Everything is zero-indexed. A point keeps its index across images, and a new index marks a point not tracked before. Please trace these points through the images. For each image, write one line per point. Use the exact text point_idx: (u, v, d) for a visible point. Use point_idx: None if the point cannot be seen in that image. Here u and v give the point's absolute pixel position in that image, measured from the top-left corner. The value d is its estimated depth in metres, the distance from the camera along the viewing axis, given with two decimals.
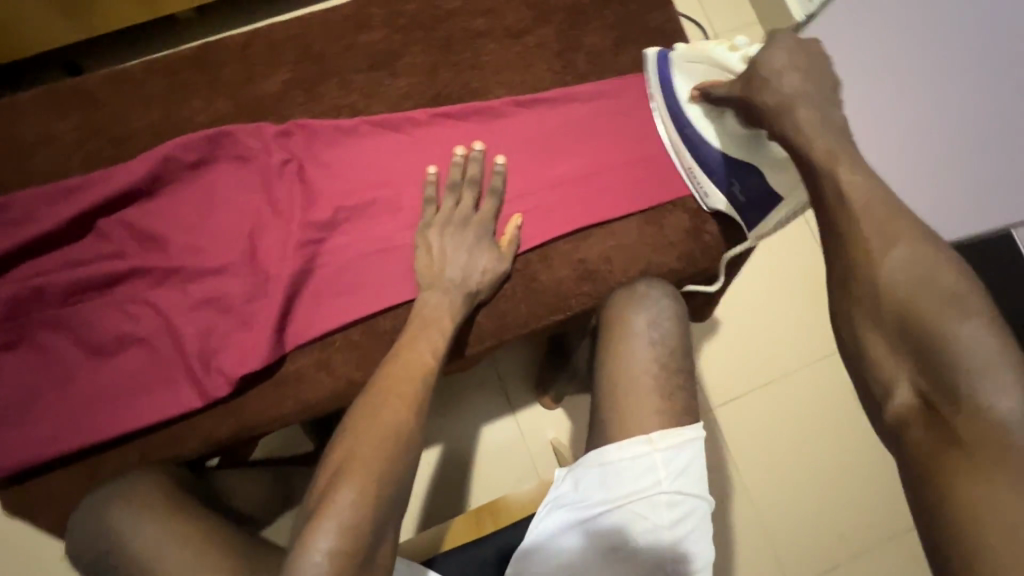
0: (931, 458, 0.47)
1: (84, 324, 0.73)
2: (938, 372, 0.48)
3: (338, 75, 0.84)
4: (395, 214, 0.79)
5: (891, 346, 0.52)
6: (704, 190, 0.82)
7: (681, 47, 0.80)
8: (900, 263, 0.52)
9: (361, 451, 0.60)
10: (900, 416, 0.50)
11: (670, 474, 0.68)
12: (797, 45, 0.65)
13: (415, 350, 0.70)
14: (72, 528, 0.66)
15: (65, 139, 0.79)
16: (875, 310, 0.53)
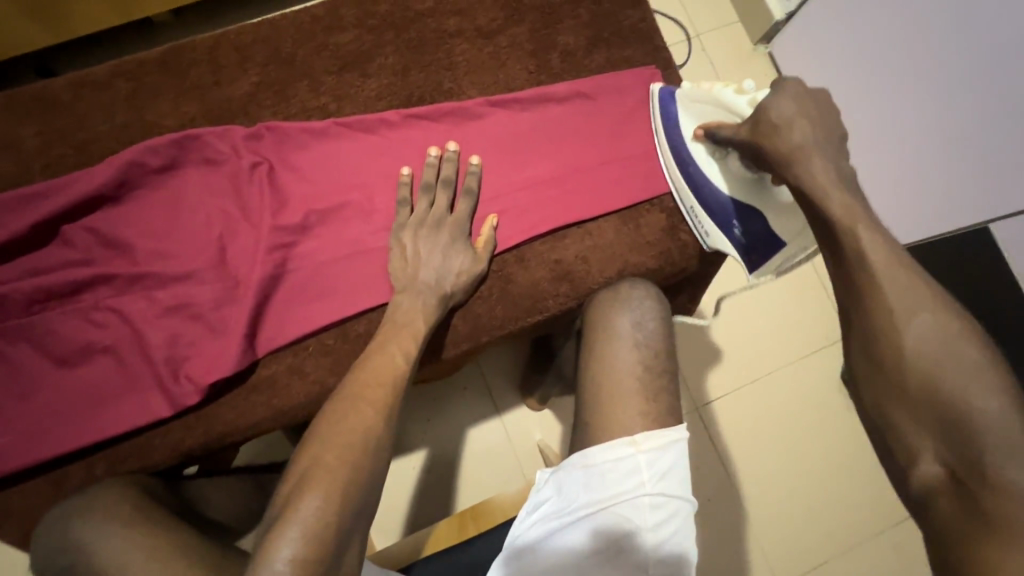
0: (962, 535, 0.47)
1: (47, 333, 0.71)
2: (965, 446, 0.48)
3: (308, 77, 0.82)
4: (368, 217, 0.78)
5: (916, 417, 0.52)
6: (704, 228, 0.81)
7: (685, 86, 0.79)
8: (925, 330, 0.53)
9: (328, 459, 0.59)
10: (929, 488, 0.50)
11: (653, 475, 0.67)
12: (804, 93, 0.66)
13: (388, 353, 0.69)
14: (37, 542, 0.64)
15: (27, 146, 0.77)
16: (899, 376, 0.53)
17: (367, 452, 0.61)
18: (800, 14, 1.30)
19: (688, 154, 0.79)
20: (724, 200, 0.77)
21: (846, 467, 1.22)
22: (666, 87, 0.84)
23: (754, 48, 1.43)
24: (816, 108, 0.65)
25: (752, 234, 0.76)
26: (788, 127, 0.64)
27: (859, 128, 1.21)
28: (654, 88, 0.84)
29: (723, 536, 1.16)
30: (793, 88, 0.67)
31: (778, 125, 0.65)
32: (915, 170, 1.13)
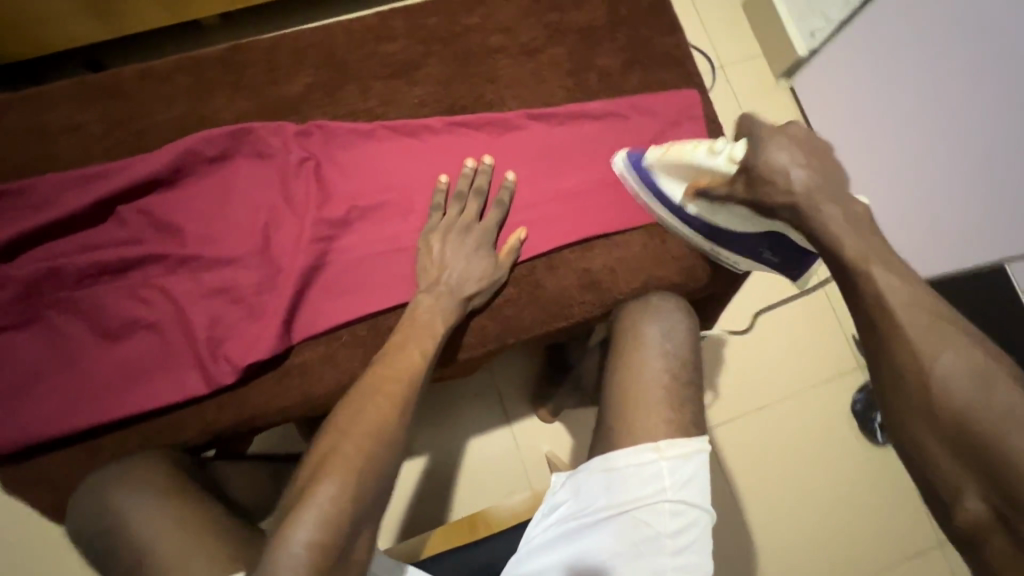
0: None
1: (95, 307, 0.74)
2: (1012, 489, 0.48)
3: (358, 82, 0.87)
4: (406, 216, 0.82)
5: (961, 460, 0.51)
6: (733, 260, 0.82)
7: (652, 154, 0.80)
8: (953, 371, 0.53)
9: (346, 449, 0.61)
10: (977, 529, 0.50)
11: (674, 483, 0.69)
12: (784, 136, 0.69)
13: (407, 351, 0.71)
14: (73, 507, 0.66)
15: (89, 130, 0.81)
16: (931, 415, 0.53)
17: (380, 444, 0.63)
18: (823, 52, 1.35)
19: (690, 215, 0.79)
20: (742, 237, 0.78)
21: (855, 496, 1.23)
22: (630, 154, 0.82)
23: (777, 82, 1.48)
24: (804, 149, 0.68)
25: (783, 253, 0.77)
26: (778, 177, 0.66)
27: (865, 168, 1.28)
28: (617, 160, 0.83)
29: (730, 559, 1.16)
30: (772, 137, 0.68)
31: (765, 179, 0.67)
32: (920, 210, 1.19)
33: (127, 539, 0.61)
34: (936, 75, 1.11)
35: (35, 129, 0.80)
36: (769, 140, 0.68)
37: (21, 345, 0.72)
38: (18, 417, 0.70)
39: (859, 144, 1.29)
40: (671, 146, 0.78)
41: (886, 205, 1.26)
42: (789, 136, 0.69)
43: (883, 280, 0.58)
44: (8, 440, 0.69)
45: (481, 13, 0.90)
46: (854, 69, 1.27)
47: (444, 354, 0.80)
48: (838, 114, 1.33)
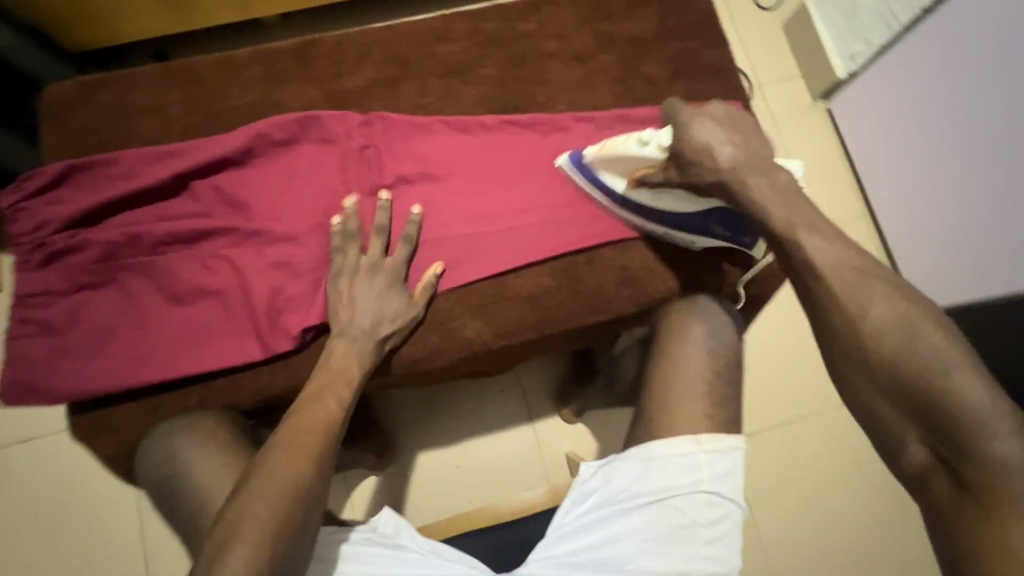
0: (954, 513, 0.51)
1: (167, 272, 0.79)
2: (944, 427, 0.53)
3: (417, 79, 0.92)
4: (456, 206, 0.87)
5: (899, 408, 0.56)
6: (686, 239, 0.86)
7: (590, 150, 0.83)
8: (879, 326, 0.58)
9: (255, 509, 0.59)
10: (922, 470, 0.54)
11: (712, 475, 0.71)
12: (706, 114, 0.75)
13: (321, 402, 0.71)
14: (143, 454, 0.74)
15: (170, 110, 0.88)
16: (871, 370, 0.58)
17: (298, 498, 0.62)
18: (862, 76, 1.38)
19: (634, 201, 0.84)
20: (690, 215, 0.82)
21: (881, 518, 1.21)
22: (571, 155, 0.86)
23: (814, 102, 1.51)
24: (723, 123, 0.74)
25: (732, 226, 0.83)
26: (704, 159, 0.72)
27: (881, 196, 1.39)
28: (560, 161, 0.87)
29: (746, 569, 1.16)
30: (693, 117, 0.75)
31: (692, 163, 0.73)
32: (926, 243, 1.28)
33: (194, 483, 0.69)
34: (943, 120, 1.21)
35: (122, 107, 0.87)
36: (691, 121, 0.74)
37: (98, 304, 0.78)
38: (91, 369, 0.76)
39: (880, 174, 1.38)
40: (606, 143, 0.81)
41: (898, 232, 1.36)
42: (711, 116, 0.75)
43: (809, 243, 0.64)
44: (80, 390, 0.75)
45: (537, 20, 0.95)
46: (872, 103, 1.36)
47: (484, 340, 0.84)
48: (857, 142, 1.43)
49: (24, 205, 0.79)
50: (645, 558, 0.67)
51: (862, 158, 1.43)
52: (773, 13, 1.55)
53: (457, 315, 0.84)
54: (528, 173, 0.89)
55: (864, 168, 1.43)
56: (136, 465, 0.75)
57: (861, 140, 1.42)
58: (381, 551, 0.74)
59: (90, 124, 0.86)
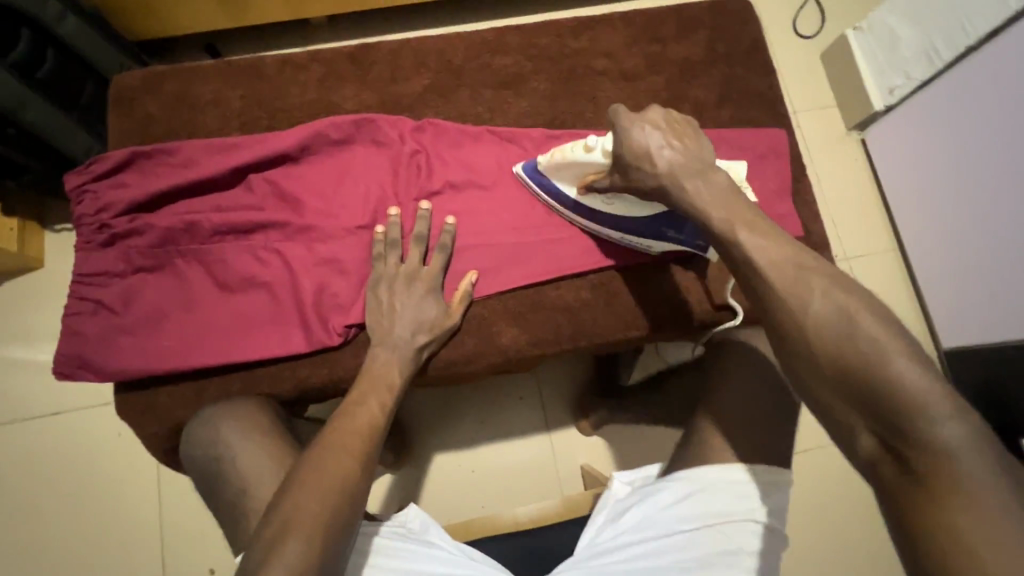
0: (905, 500, 0.48)
1: (219, 260, 0.82)
2: (887, 416, 0.50)
3: (470, 88, 0.94)
4: (500, 215, 0.89)
5: (844, 398, 0.52)
6: (639, 243, 0.86)
7: (544, 158, 0.84)
8: (821, 316, 0.55)
9: (307, 503, 0.60)
10: (871, 460, 0.51)
11: (766, 507, 0.68)
12: (650, 119, 0.70)
13: (365, 405, 0.73)
14: (187, 437, 0.76)
15: (231, 105, 0.91)
16: (815, 362, 0.54)
17: (345, 496, 0.63)
18: (901, 107, 1.36)
19: (586, 207, 0.85)
20: (637, 222, 0.82)
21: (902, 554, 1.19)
22: (527, 164, 0.88)
23: (848, 133, 1.52)
24: (667, 127, 0.69)
25: (682, 228, 0.80)
26: (643, 165, 0.68)
27: (911, 232, 1.40)
28: (516, 169, 0.89)
29: None
30: (635, 122, 0.70)
31: (635, 167, 0.69)
32: (954, 284, 1.30)
33: (235, 467, 0.71)
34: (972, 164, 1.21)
35: (186, 99, 0.91)
36: (630, 127, 0.69)
37: (153, 287, 0.81)
38: (141, 350, 0.78)
39: (911, 210, 1.39)
40: (556, 150, 0.81)
41: (927, 269, 1.37)
42: (647, 118, 0.70)
43: (749, 242, 0.60)
44: (129, 369, 0.77)
45: (588, 38, 0.97)
46: (906, 140, 1.37)
47: (521, 348, 0.85)
48: (890, 178, 1.44)
49: (89, 188, 0.83)
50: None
51: (893, 193, 1.44)
52: (814, 42, 1.56)
53: (497, 321, 0.85)
54: None
55: (895, 203, 1.43)
56: (179, 446, 0.77)
57: (893, 175, 1.43)
58: (412, 546, 0.76)
59: (155, 114, 0.90)
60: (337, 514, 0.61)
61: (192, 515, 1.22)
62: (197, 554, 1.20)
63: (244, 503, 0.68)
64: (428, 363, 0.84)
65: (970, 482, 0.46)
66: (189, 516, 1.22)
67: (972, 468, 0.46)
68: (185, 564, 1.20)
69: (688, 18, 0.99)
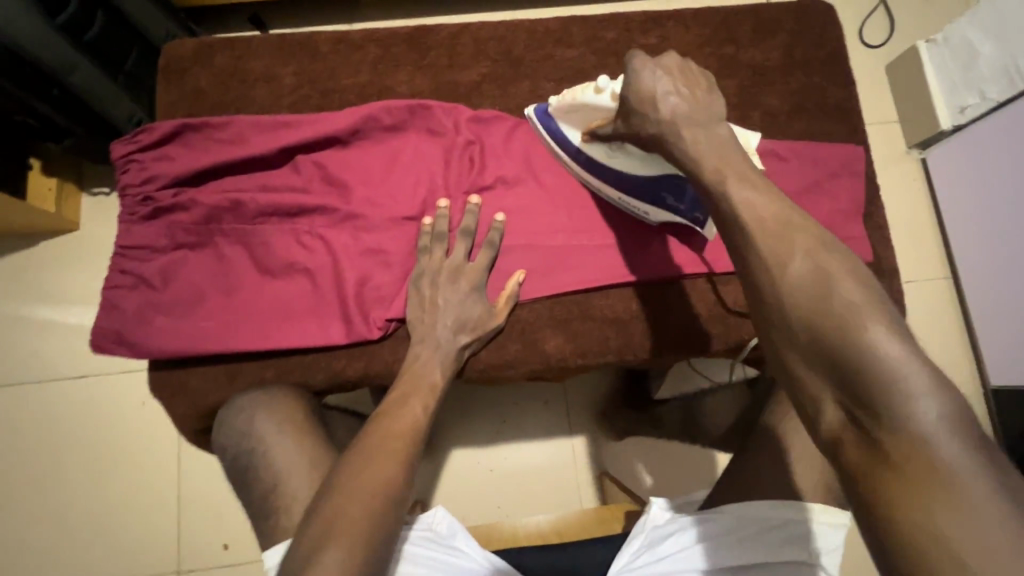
0: (868, 480, 0.44)
1: (263, 242, 0.79)
2: (856, 388, 0.45)
3: (530, 80, 0.90)
4: (552, 216, 0.85)
5: (811, 365, 0.48)
6: (638, 209, 0.82)
7: (553, 99, 0.80)
8: (800, 281, 0.50)
9: (351, 510, 0.59)
10: (834, 433, 0.47)
11: (817, 550, 0.68)
12: (676, 66, 0.66)
13: (408, 406, 0.70)
14: (222, 424, 0.74)
15: (282, 82, 0.88)
16: (790, 330, 0.50)
17: (388, 505, 0.61)
18: (967, 131, 1.28)
19: (586, 159, 0.81)
20: (640, 182, 0.78)
21: None
22: (539, 107, 0.84)
23: (909, 152, 1.44)
24: (685, 76, 0.65)
25: (682, 196, 0.77)
26: (647, 108, 0.64)
27: (968, 261, 1.32)
28: (529, 113, 0.85)
29: None
30: (654, 63, 0.65)
31: (637, 109, 0.65)
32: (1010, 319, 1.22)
33: (271, 461, 0.69)
34: None
35: (237, 73, 0.88)
36: (641, 68, 0.65)
37: (194, 265, 0.79)
38: (178, 329, 0.76)
39: (971, 239, 1.30)
40: (568, 91, 0.78)
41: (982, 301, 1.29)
42: (662, 65, 0.66)
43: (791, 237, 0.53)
44: (163, 348, 0.75)
45: (658, 34, 0.92)
46: (969, 164, 1.29)
47: (564, 357, 0.81)
48: (949, 202, 1.36)
49: (135, 158, 0.80)
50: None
51: (952, 219, 1.36)
52: (884, 54, 1.47)
53: (541, 327, 0.81)
54: None
55: (954, 229, 1.35)
56: (212, 432, 0.75)
57: (953, 199, 1.35)
58: (437, 555, 0.73)
59: (205, 86, 0.87)
60: (381, 524, 0.59)
61: (208, 491, 1.21)
62: (211, 530, 1.20)
63: (277, 497, 0.67)
64: (467, 364, 0.80)
65: (943, 466, 0.41)
66: (204, 491, 1.21)
67: (946, 451, 0.42)
68: (199, 540, 1.19)
69: (765, 20, 0.93)
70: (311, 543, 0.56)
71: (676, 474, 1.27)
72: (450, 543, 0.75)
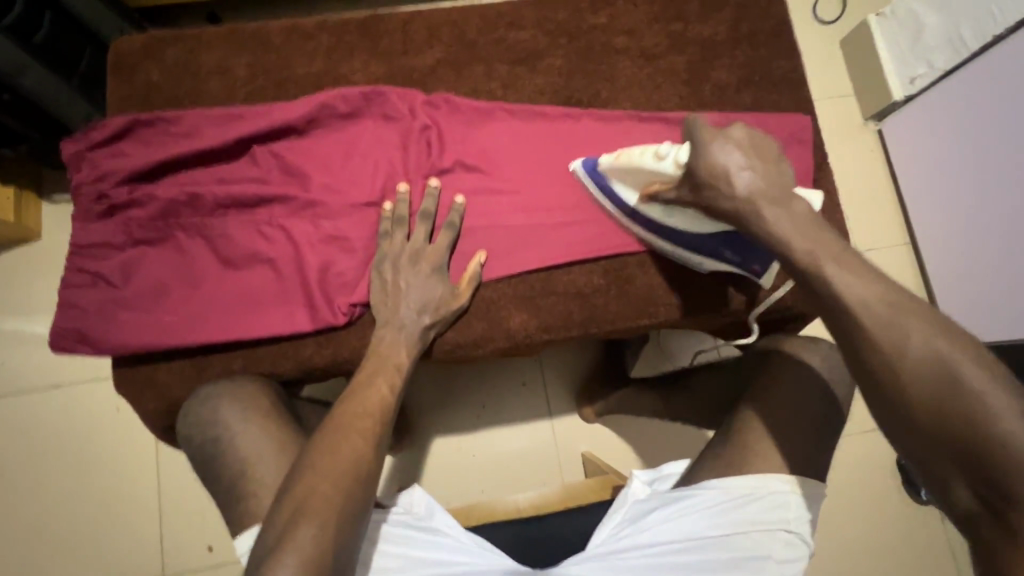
0: (1004, 556, 0.47)
1: (222, 234, 0.80)
2: (992, 476, 0.48)
3: (483, 63, 0.91)
4: (511, 196, 0.86)
5: (939, 451, 0.50)
6: (695, 262, 0.82)
7: (606, 157, 0.76)
8: (921, 370, 0.52)
9: (320, 488, 0.60)
10: (966, 513, 0.50)
11: (797, 518, 0.71)
12: (748, 140, 0.65)
13: (374, 386, 0.71)
14: (186, 415, 0.74)
15: (235, 74, 0.88)
16: (912, 414, 0.52)
17: (356, 481, 0.62)
18: (919, 101, 1.32)
19: (647, 218, 0.79)
20: (705, 237, 0.77)
21: (906, 553, 1.17)
22: (586, 162, 0.80)
23: (865, 123, 1.47)
24: (759, 152, 0.64)
25: (743, 253, 0.79)
26: (718, 182, 0.64)
27: (921, 225, 1.37)
28: (574, 167, 0.81)
29: None
30: (732, 137, 0.65)
31: (706, 183, 0.65)
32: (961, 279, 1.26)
33: (237, 447, 0.69)
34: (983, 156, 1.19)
35: (189, 66, 0.87)
36: (711, 141, 0.64)
37: (154, 260, 0.78)
38: (140, 325, 0.76)
39: (924, 204, 1.35)
40: (621, 152, 0.74)
41: (937, 264, 1.33)
42: (733, 137, 0.65)
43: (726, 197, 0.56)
44: (126, 344, 0.75)
45: (608, 14, 0.94)
46: (920, 131, 1.33)
47: (529, 333, 0.83)
48: (902, 168, 1.40)
49: (87, 155, 0.80)
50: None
51: (904, 185, 1.40)
52: (837, 28, 1.50)
53: (505, 304, 0.83)
54: None
55: (906, 194, 1.40)
56: (178, 424, 0.75)
57: (906, 165, 1.39)
58: (415, 533, 0.74)
59: (158, 80, 0.87)
60: (348, 500, 0.60)
61: (191, 494, 1.21)
62: (196, 532, 1.19)
63: (247, 482, 0.68)
64: (434, 344, 0.82)
65: None
66: (187, 492, 1.21)
67: None
68: (185, 543, 1.19)
69: None
70: (280, 521, 0.57)
71: (654, 446, 1.32)
72: (427, 522, 0.76)
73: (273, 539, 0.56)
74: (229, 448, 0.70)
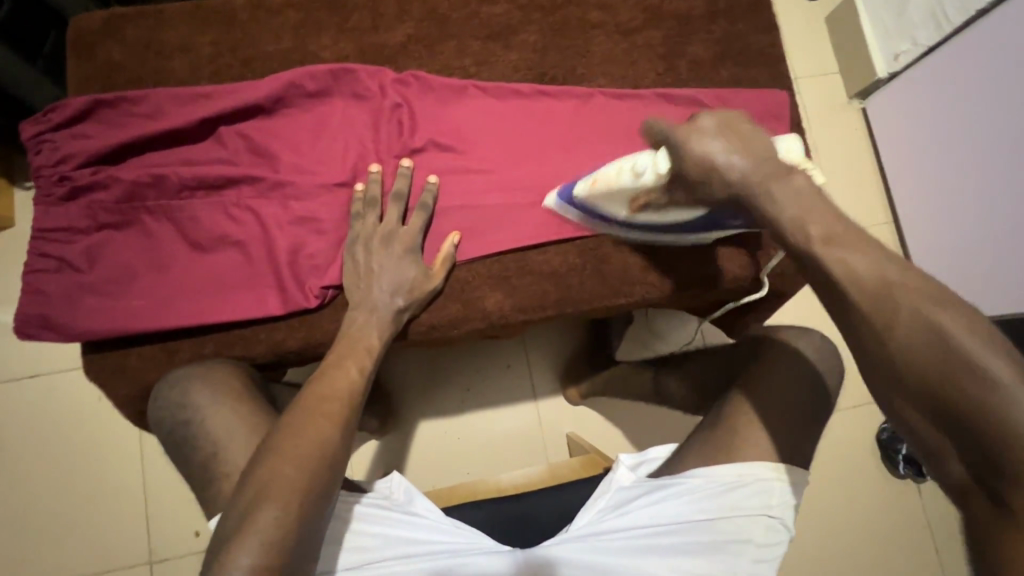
0: (992, 530, 0.44)
1: (189, 216, 0.78)
2: (982, 447, 0.44)
3: (456, 39, 0.89)
4: (485, 176, 0.85)
5: (933, 423, 0.47)
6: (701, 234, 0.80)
7: (581, 187, 0.77)
8: (908, 341, 0.48)
9: (285, 471, 0.59)
10: (960, 488, 0.46)
11: (781, 504, 0.70)
12: (720, 124, 0.63)
13: (343, 368, 0.71)
14: (157, 400, 0.73)
15: (199, 52, 0.85)
16: (905, 386, 0.48)
17: (323, 463, 0.62)
18: (904, 77, 1.31)
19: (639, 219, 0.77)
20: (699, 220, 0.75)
21: (885, 526, 1.19)
22: (559, 194, 0.81)
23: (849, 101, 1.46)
24: (737, 132, 0.62)
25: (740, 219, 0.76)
26: (713, 176, 0.61)
27: (902, 203, 1.36)
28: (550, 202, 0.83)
29: None
30: (705, 123, 0.63)
31: (700, 181, 0.63)
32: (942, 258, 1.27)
33: (207, 430, 0.69)
34: (967, 132, 1.18)
35: (152, 45, 0.85)
36: (687, 144, 0.63)
37: (120, 244, 0.77)
38: (107, 309, 0.75)
39: (906, 181, 1.34)
40: (593, 181, 0.74)
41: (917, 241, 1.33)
42: (706, 128, 0.63)
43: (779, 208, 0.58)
44: (93, 329, 0.74)
45: None
46: (903, 107, 1.32)
47: (503, 313, 0.82)
48: (885, 145, 1.39)
49: (48, 137, 0.78)
50: (691, 563, 0.68)
51: (886, 163, 1.40)
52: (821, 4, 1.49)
53: (480, 285, 0.82)
54: (563, 150, 0.87)
55: (887, 171, 1.40)
56: (149, 410, 0.74)
57: (889, 142, 1.38)
58: (394, 515, 0.73)
59: (120, 60, 0.84)
60: (313, 481, 0.60)
61: (175, 482, 1.20)
62: (182, 520, 1.19)
63: (217, 465, 0.67)
64: (409, 326, 0.81)
65: None
66: (172, 480, 1.21)
67: None
68: (170, 531, 1.19)
69: None
70: (246, 502, 0.57)
71: (639, 428, 1.32)
72: (405, 503, 0.75)
73: (236, 521, 0.56)
74: (199, 433, 0.69)
